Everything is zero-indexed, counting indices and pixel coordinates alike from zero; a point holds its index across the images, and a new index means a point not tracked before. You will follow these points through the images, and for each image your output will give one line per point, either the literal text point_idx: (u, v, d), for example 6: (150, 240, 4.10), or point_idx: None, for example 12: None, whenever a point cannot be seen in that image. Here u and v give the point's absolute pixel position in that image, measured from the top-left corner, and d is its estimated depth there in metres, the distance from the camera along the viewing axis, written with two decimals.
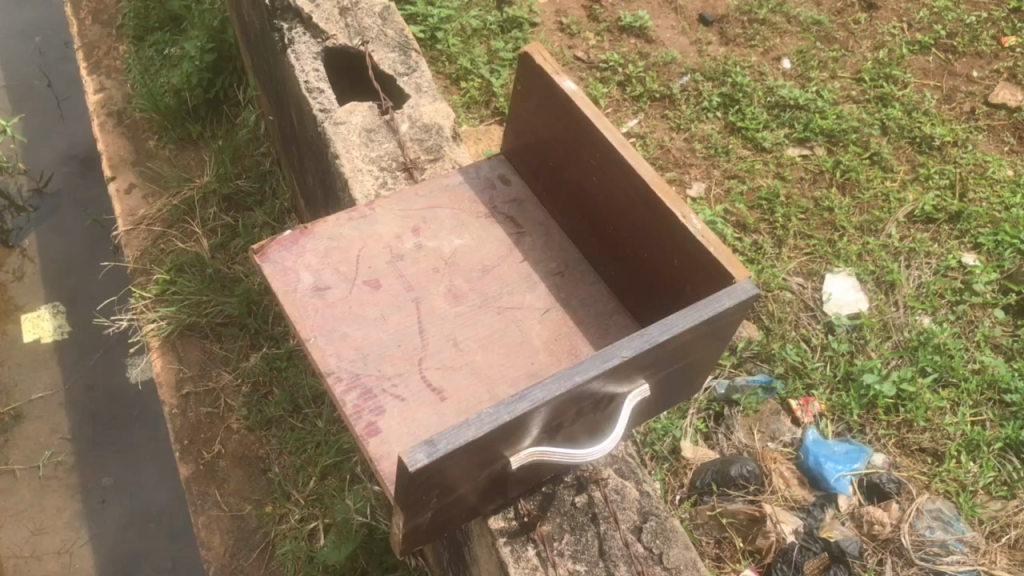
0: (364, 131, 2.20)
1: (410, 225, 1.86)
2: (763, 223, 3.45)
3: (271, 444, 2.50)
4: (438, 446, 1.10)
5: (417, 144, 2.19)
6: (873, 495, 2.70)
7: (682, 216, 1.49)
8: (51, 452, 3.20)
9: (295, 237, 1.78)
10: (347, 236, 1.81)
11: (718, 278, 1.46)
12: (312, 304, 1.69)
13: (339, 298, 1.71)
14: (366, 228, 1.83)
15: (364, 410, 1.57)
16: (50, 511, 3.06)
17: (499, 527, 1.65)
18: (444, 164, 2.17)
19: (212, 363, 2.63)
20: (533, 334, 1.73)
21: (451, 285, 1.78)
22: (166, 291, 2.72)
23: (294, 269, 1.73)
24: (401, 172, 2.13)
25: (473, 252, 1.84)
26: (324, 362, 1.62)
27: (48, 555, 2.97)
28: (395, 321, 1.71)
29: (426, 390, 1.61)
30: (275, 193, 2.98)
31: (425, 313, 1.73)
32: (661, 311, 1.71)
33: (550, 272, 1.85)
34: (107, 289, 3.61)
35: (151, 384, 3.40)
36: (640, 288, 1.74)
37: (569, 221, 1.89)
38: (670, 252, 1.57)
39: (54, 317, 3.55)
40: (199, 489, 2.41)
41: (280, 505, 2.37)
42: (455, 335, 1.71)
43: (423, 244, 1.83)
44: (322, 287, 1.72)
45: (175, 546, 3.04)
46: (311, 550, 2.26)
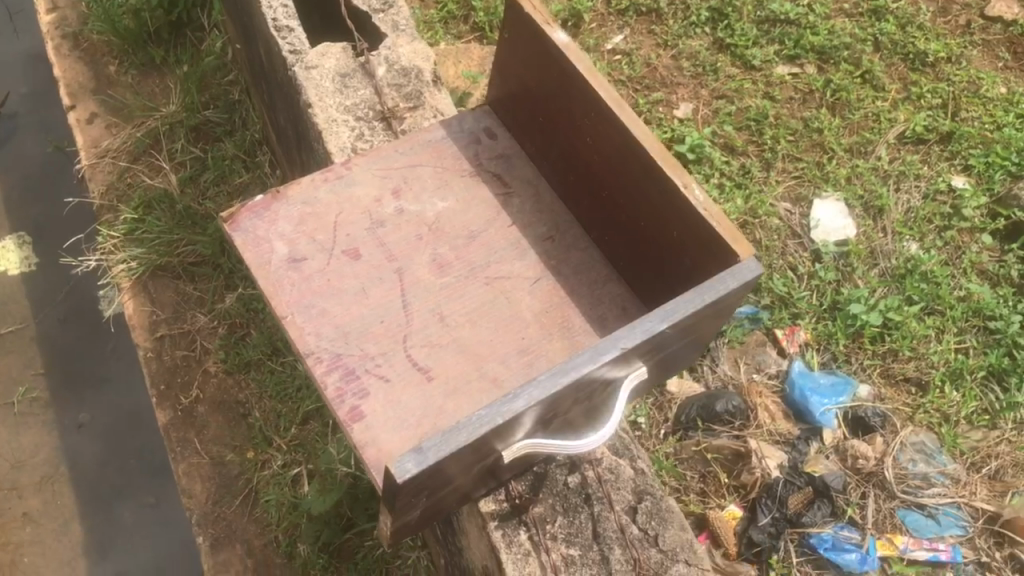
0: (339, 76, 2.07)
1: (390, 186, 1.81)
2: (752, 145, 3.35)
3: (251, 387, 2.43)
4: (427, 454, 1.07)
5: (395, 91, 2.07)
6: (858, 428, 2.68)
7: (683, 185, 1.45)
8: (25, 388, 3.14)
9: (267, 202, 1.73)
10: (323, 200, 1.76)
11: (721, 254, 1.43)
12: (288, 278, 1.67)
13: (316, 270, 1.69)
14: (344, 189, 1.79)
15: (346, 393, 1.56)
16: (27, 447, 3.03)
17: (490, 511, 1.65)
18: (425, 113, 2.05)
19: (186, 304, 2.53)
20: (522, 306, 1.72)
21: (435, 253, 1.76)
22: (133, 230, 2.58)
23: (267, 239, 1.70)
24: (380, 123, 2.02)
25: (457, 215, 1.81)
26: (302, 340, 1.61)
27: (29, 491, 2.95)
28: (377, 295, 1.69)
29: (412, 369, 1.62)
30: (245, 123, 2.80)
31: (409, 285, 1.71)
32: (657, 277, 1.69)
33: (539, 237, 1.82)
34: (73, 226, 3.47)
35: (122, 321, 3.30)
36: (635, 252, 1.72)
37: (560, 178, 1.84)
38: (670, 223, 1.54)
39: (20, 248, 3.41)
40: (178, 435, 2.34)
41: (262, 450, 2.32)
42: (442, 310, 1.70)
43: (404, 208, 1.79)
44: (298, 259, 1.69)
45: (158, 483, 3.04)
46: (295, 498, 2.23)
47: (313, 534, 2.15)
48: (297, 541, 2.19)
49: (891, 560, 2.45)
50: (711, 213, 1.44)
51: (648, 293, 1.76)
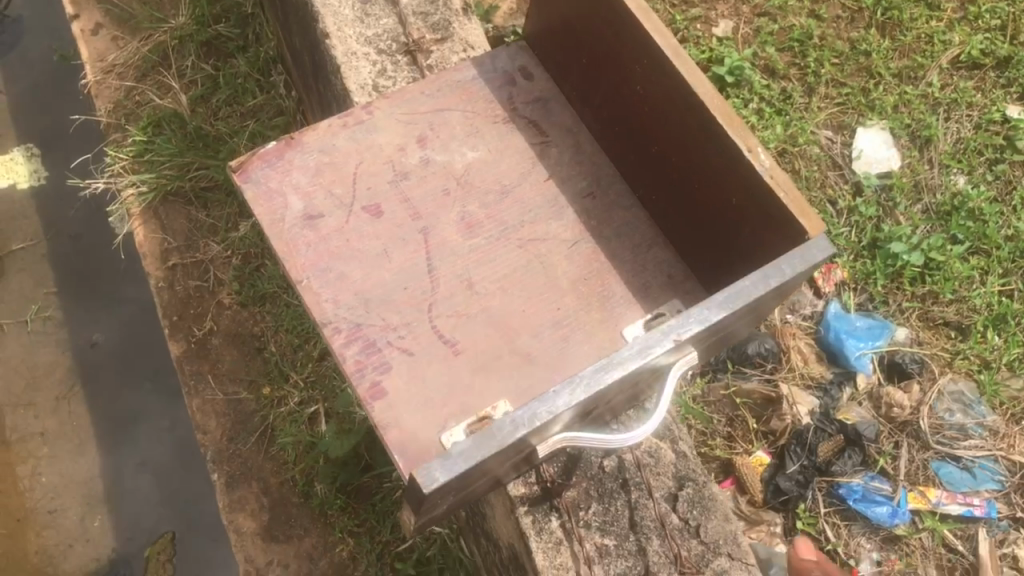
0: (360, 4, 2.03)
1: (415, 134, 1.81)
2: (794, 68, 3.14)
3: (266, 321, 2.35)
4: (462, 457, 1.17)
5: (421, 21, 2.03)
6: (894, 374, 2.56)
7: (748, 150, 1.49)
8: (39, 306, 3.05)
9: (280, 150, 1.72)
10: (341, 148, 1.76)
11: (783, 223, 1.49)
12: (304, 238, 1.67)
13: (333, 229, 1.69)
14: (364, 138, 1.78)
15: (366, 366, 1.57)
16: (42, 368, 2.97)
17: (521, 495, 1.70)
18: (452, 46, 2.01)
19: (198, 232, 2.44)
20: (559, 271, 1.75)
21: (464, 211, 1.77)
22: (143, 153, 2.47)
23: (281, 192, 1.69)
24: (403, 56, 1.99)
25: (488, 171, 1.82)
26: (320, 308, 1.61)
27: (45, 411, 2.91)
28: (400, 258, 1.70)
29: (438, 343, 1.63)
30: (258, 39, 2.62)
31: (434, 246, 1.73)
32: (701, 235, 1.74)
33: (580, 192, 1.84)
34: (81, 146, 3.28)
35: (133, 254, 3.12)
36: (680, 207, 1.75)
37: (607, 137, 1.87)
38: (731, 188, 1.59)
39: (30, 161, 3.25)
40: (192, 369, 2.29)
41: (278, 387, 2.26)
42: (469, 275, 1.71)
43: (430, 158, 1.80)
44: (313, 215, 1.69)
45: (174, 408, 2.92)
46: (313, 436, 2.18)
47: (330, 475, 2.13)
48: (314, 482, 2.17)
49: (922, 514, 2.39)
50: (778, 179, 1.48)
51: (695, 258, 1.80)
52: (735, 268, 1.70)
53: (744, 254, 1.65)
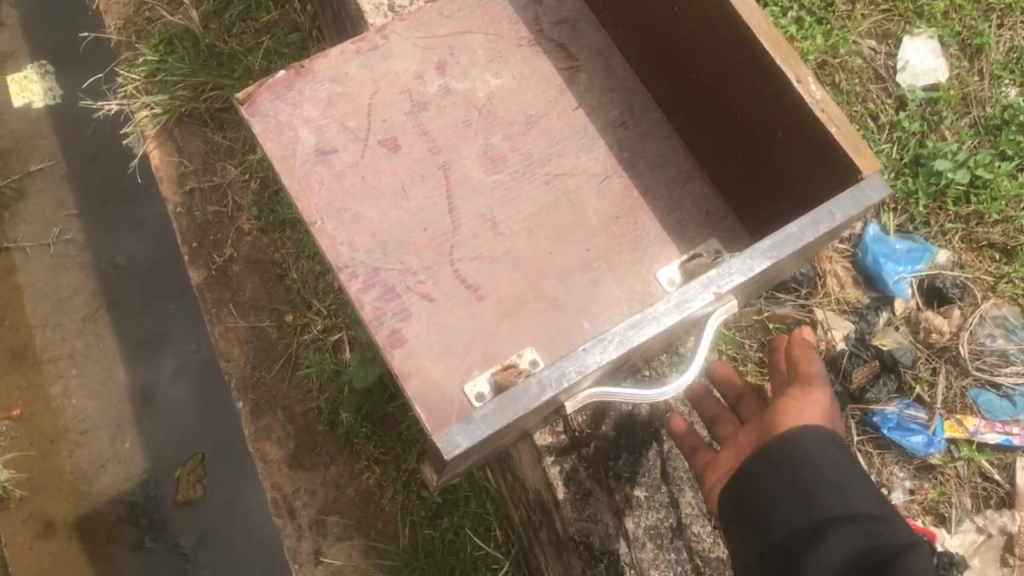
0: None
1: (433, 62, 1.82)
2: None
3: (287, 247, 2.30)
4: (484, 421, 1.20)
5: None
6: (934, 299, 2.45)
7: (798, 80, 1.47)
8: (61, 230, 2.98)
9: (290, 81, 1.73)
10: (354, 78, 1.77)
11: (834, 160, 1.47)
12: (317, 176, 1.69)
13: (346, 165, 1.72)
14: (379, 66, 1.79)
15: (385, 313, 1.64)
16: (67, 291, 2.91)
17: (548, 445, 1.79)
18: None
19: (215, 155, 2.38)
20: (588, 210, 1.77)
21: (486, 145, 1.79)
22: (156, 72, 2.41)
23: (290, 125, 1.71)
24: None
25: (511, 101, 1.82)
26: (337, 251, 1.67)
27: (72, 333, 2.85)
28: (419, 196, 1.74)
29: (460, 288, 1.69)
30: None
31: (455, 183, 1.76)
32: (745, 170, 1.72)
33: (613, 121, 1.84)
34: (95, 63, 3.16)
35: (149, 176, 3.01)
36: (724, 142, 1.74)
37: (648, 75, 1.84)
38: (778, 122, 1.57)
39: (43, 78, 3.14)
40: (214, 296, 2.28)
41: (301, 315, 2.23)
42: (492, 214, 1.75)
43: (450, 87, 1.81)
44: (326, 151, 1.71)
45: (198, 329, 2.85)
46: (337, 365, 2.16)
47: (355, 406, 2.14)
48: (339, 411, 2.18)
49: (959, 443, 2.34)
50: (829, 112, 1.46)
51: (738, 197, 1.77)
52: (780, 206, 1.68)
53: (791, 191, 1.63)
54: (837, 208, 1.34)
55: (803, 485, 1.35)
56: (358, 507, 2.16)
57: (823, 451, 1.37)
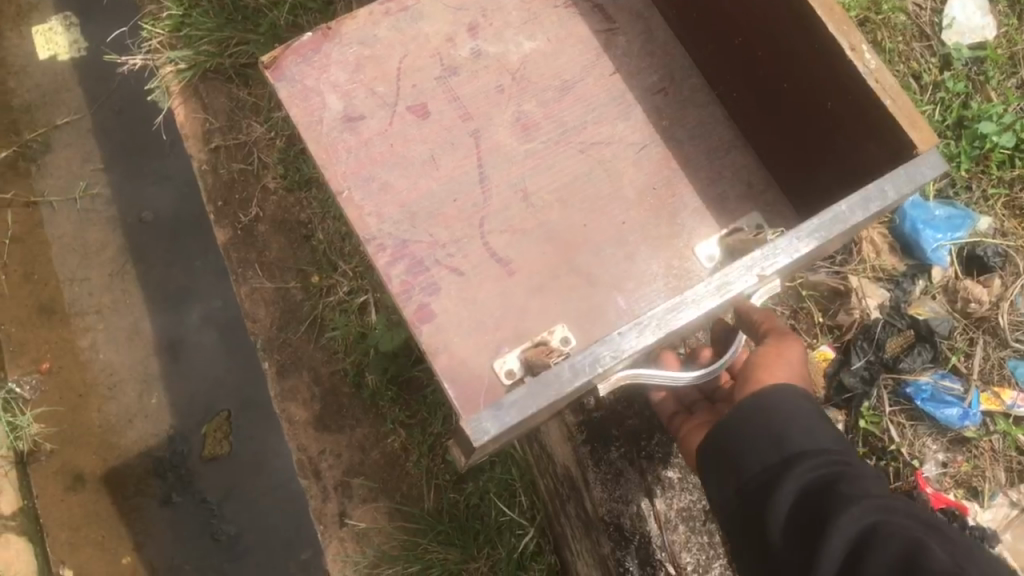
0: None
1: (465, 23, 1.79)
2: None
3: (313, 207, 2.29)
4: (514, 407, 1.17)
5: None
6: (972, 267, 2.37)
7: (851, 48, 1.42)
8: (87, 184, 2.95)
9: (316, 43, 1.70)
10: (382, 39, 1.73)
11: (887, 133, 1.44)
12: (345, 143, 1.67)
13: (375, 132, 1.69)
14: (409, 26, 1.76)
15: (413, 287, 1.62)
16: (93, 246, 2.88)
17: (579, 423, 1.78)
18: None
19: (239, 112, 2.36)
20: (624, 179, 1.75)
21: (519, 111, 1.76)
22: (180, 26, 2.38)
23: (318, 91, 1.68)
24: None
25: (543, 64, 1.79)
26: (365, 222, 1.64)
27: (98, 288, 2.83)
28: (449, 164, 1.71)
29: (492, 262, 1.67)
30: None
31: (486, 151, 1.73)
32: (790, 140, 1.69)
33: (652, 87, 1.81)
34: (119, 17, 3.12)
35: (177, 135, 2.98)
36: (770, 109, 1.70)
37: (695, 39, 1.80)
38: (827, 93, 1.53)
39: (68, 30, 3.11)
40: (239, 257, 2.32)
41: (326, 276, 2.25)
42: (524, 185, 1.72)
43: (482, 49, 1.78)
44: (353, 117, 1.69)
45: (223, 286, 2.84)
46: (362, 327, 2.19)
47: (381, 368, 2.17)
48: (364, 373, 2.22)
49: (994, 416, 2.24)
50: (882, 82, 1.42)
51: (785, 166, 1.74)
52: (825, 175, 1.65)
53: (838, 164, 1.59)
54: (887, 185, 1.32)
55: (775, 429, 1.28)
56: (383, 470, 2.23)
57: (796, 401, 1.31)
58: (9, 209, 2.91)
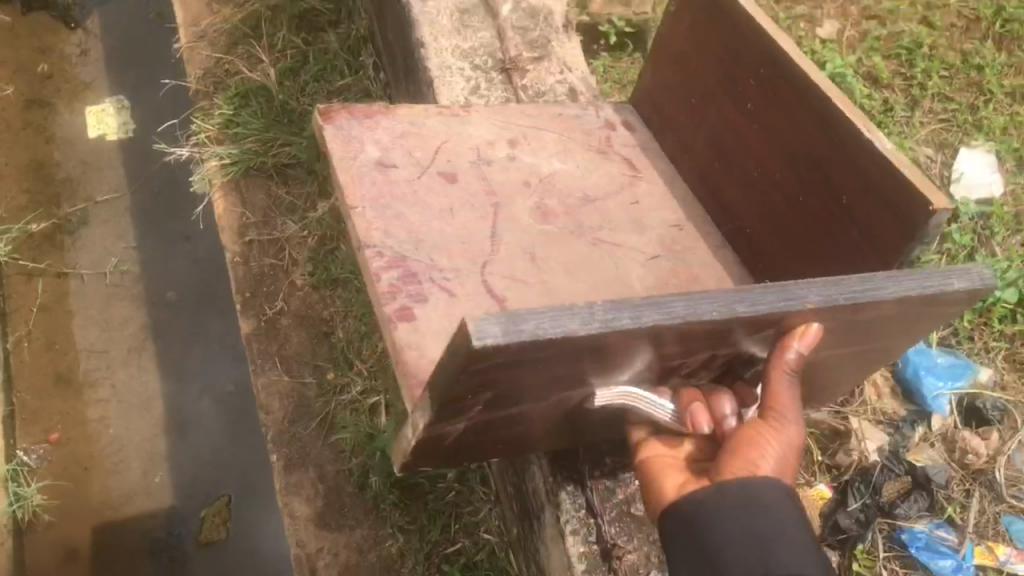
0: (459, 14, 1.89)
1: (507, 135, 1.69)
2: (899, 77, 2.86)
3: (337, 305, 2.37)
4: (515, 324, 0.93)
5: (519, 35, 1.91)
6: (971, 418, 2.41)
7: (863, 124, 1.30)
8: (118, 260, 3.07)
9: (372, 111, 1.63)
10: (428, 127, 1.65)
11: (908, 212, 1.25)
12: (370, 175, 1.53)
13: (401, 178, 1.55)
14: (458, 128, 1.68)
15: (401, 291, 1.39)
16: (117, 320, 2.98)
17: (579, 551, 1.55)
18: (551, 66, 1.88)
19: (277, 210, 2.47)
20: (632, 275, 1.56)
21: (541, 201, 1.62)
22: (229, 125, 2.52)
23: (360, 139, 1.58)
24: (498, 73, 1.84)
25: (570, 177, 1.67)
26: (367, 234, 1.45)
27: (117, 363, 2.91)
28: (463, 220, 1.53)
29: (488, 297, 1.43)
30: (351, 15, 2.58)
31: (502, 219, 1.56)
32: (811, 267, 1.50)
33: (667, 223, 1.68)
34: (171, 109, 3.30)
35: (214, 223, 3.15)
36: (788, 243, 1.53)
37: (714, 192, 1.69)
38: (842, 186, 1.37)
39: (120, 113, 3.30)
40: (260, 349, 2.33)
41: (342, 374, 2.27)
42: (533, 250, 1.53)
43: (517, 157, 1.66)
44: (386, 163, 1.56)
45: (237, 370, 2.95)
46: (371, 428, 2.18)
47: (386, 471, 2.11)
48: (370, 474, 2.17)
49: (988, 571, 2.21)
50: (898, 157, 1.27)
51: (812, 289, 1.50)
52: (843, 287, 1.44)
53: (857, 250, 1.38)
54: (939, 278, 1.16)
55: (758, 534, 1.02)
56: None
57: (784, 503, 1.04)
58: (40, 279, 3.00)
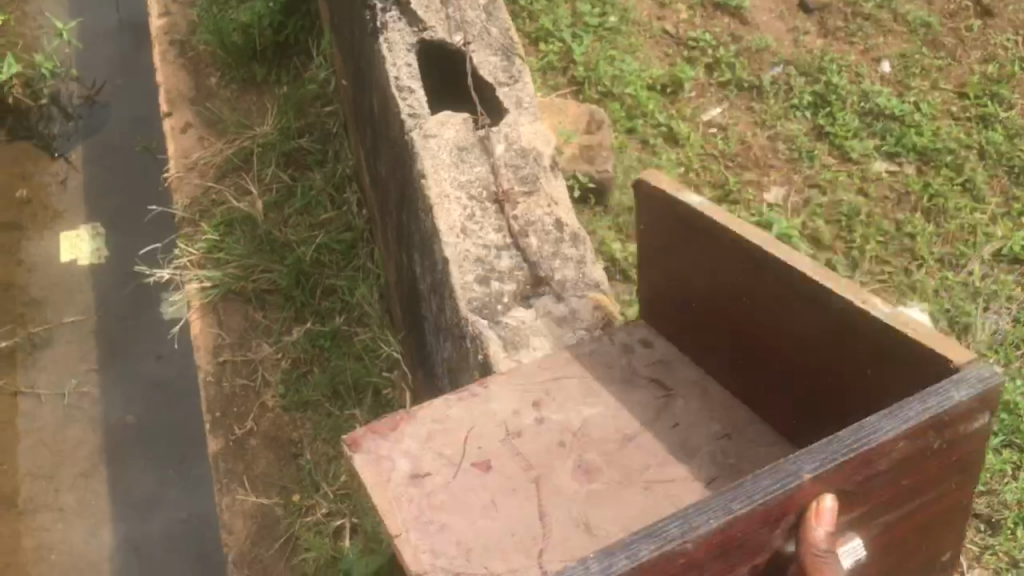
0: (456, 148, 1.95)
1: (531, 399, 1.54)
2: (839, 241, 2.76)
3: (306, 428, 2.39)
4: None
5: (512, 171, 1.92)
6: None
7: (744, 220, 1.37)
8: (78, 381, 3.07)
9: (394, 424, 1.50)
10: (454, 415, 1.51)
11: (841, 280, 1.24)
12: (406, 494, 1.39)
13: (439, 489, 1.40)
14: (480, 407, 1.53)
15: None
16: (70, 443, 2.96)
17: None
18: (540, 199, 1.88)
19: (252, 333, 2.51)
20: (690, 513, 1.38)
21: (581, 459, 1.45)
22: (213, 250, 2.63)
23: (389, 457, 1.44)
24: (492, 204, 1.88)
25: (608, 420, 1.51)
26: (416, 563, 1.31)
27: (65, 486, 2.88)
28: (510, 508, 1.38)
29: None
30: (337, 156, 2.76)
31: (548, 495, 1.40)
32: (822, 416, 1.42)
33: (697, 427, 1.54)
34: (151, 235, 3.33)
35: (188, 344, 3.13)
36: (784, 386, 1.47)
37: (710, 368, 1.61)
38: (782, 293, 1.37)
39: (94, 239, 3.34)
40: (226, 466, 2.32)
41: (308, 496, 2.27)
42: (586, 517, 1.37)
43: (545, 419, 1.51)
44: (419, 474, 1.42)
45: (194, 499, 2.83)
46: (335, 552, 2.16)
47: None
48: None
49: None
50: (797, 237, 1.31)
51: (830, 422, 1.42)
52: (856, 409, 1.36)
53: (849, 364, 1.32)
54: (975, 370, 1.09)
55: None
56: None
57: None
58: None
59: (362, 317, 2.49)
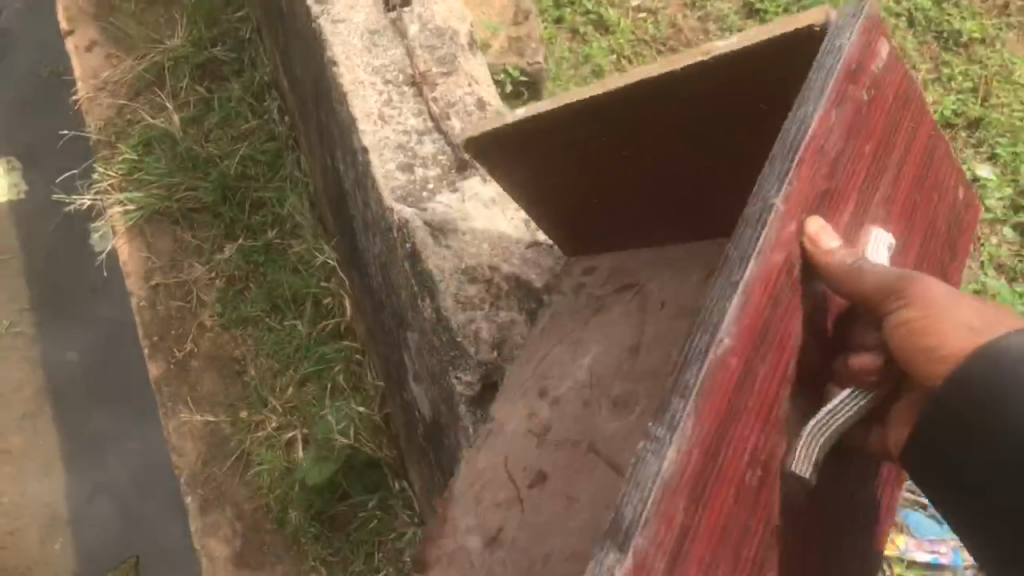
0: (368, 33, 1.88)
1: (534, 389, 1.53)
2: None
3: (248, 344, 2.37)
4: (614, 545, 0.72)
5: (429, 54, 1.85)
6: None
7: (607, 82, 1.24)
8: (10, 322, 2.97)
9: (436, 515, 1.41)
10: (486, 464, 1.45)
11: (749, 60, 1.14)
12: (494, 557, 1.33)
13: (516, 532, 1.35)
14: (496, 436, 1.48)
15: None
16: (10, 385, 2.87)
17: None
18: (461, 79, 1.82)
19: (183, 253, 2.47)
20: None
21: (612, 396, 1.46)
22: (133, 171, 2.53)
23: (454, 534, 1.37)
24: (409, 87, 1.83)
25: (608, 358, 1.52)
26: None
27: (9, 429, 2.81)
28: (584, 485, 1.37)
29: None
30: (254, 64, 2.63)
31: (603, 447, 1.40)
32: None
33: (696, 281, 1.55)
34: (69, 161, 3.18)
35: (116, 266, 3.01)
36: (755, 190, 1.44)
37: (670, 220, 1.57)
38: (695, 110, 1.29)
39: (9, 173, 3.18)
40: (170, 390, 2.32)
41: (256, 411, 2.28)
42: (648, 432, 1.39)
43: (556, 391, 1.51)
44: (490, 534, 1.36)
45: (143, 429, 2.80)
46: (289, 463, 2.21)
47: (306, 502, 2.13)
48: (288, 509, 2.17)
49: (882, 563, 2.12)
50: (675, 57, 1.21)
51: None
52: None
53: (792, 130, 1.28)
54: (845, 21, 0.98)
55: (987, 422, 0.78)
56: None
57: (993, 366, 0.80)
58: None
59: (295, 228, 2.41)
